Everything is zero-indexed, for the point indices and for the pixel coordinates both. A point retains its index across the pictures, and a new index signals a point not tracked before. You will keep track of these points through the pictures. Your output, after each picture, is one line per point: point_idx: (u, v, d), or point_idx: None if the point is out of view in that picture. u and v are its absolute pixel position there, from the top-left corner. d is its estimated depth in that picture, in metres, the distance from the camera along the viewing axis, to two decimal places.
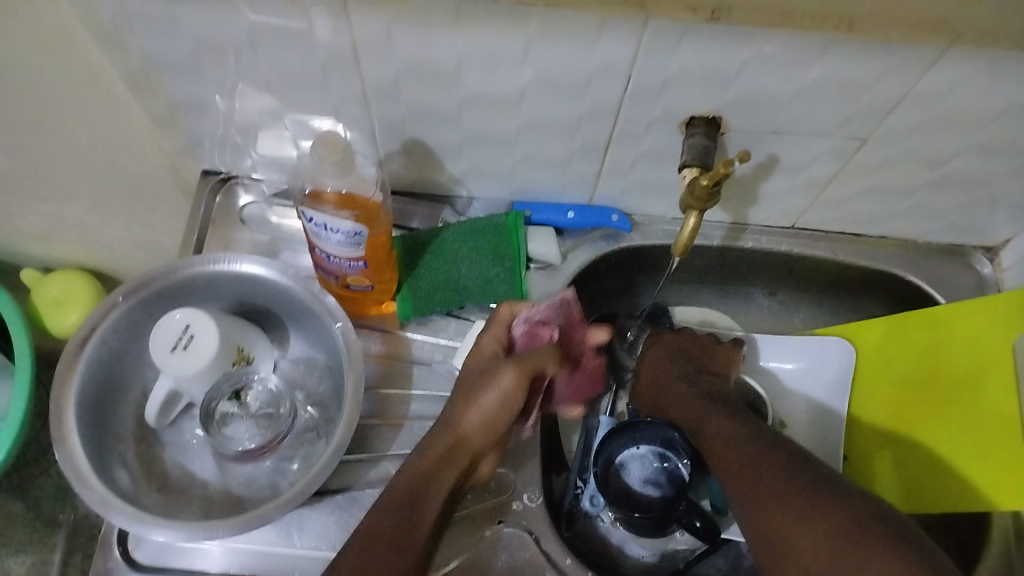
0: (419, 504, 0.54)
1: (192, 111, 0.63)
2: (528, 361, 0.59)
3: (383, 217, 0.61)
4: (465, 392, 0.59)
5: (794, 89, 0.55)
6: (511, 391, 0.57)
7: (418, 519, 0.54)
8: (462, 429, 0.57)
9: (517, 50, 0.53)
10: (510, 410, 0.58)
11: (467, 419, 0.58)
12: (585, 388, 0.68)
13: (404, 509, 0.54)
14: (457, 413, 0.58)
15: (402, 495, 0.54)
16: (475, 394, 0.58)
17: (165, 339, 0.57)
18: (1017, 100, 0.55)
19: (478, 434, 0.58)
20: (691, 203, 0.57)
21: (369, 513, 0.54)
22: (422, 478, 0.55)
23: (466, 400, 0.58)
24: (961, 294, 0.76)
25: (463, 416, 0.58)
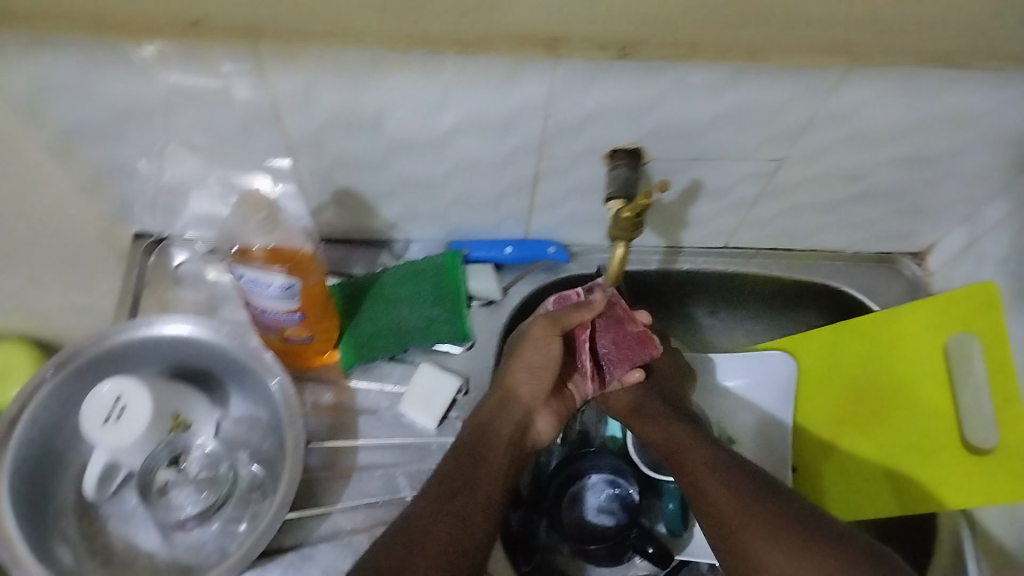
0: (484, 448, 0.63)
1: (117, 176, 0.62)
2: (556, 314, 0.65)
3: (315, 268, 0.61)
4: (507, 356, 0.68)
5: (709, 117, 0.56)
6: (544, 341, 0.65)
7: (486, 456, 0.62)
8: (510, 385, 0.66)
9: (437, 96, 0.53)
10: (551, 359, 0.66)
11: (513, 377, 0.66)
12: (632, 351, 0.66)
13: (470, 455, 0.61)
14: (504, 375, 0.67)
15: (469, 441, 0.63)
16: (515, 356, 0.67)
17: (95, 412, 0.56)
18: (922, 114, 0.57)
19: (525, 387, 0.66)
20: (618, 235, 0.59)
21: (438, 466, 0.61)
22: (485, 426, 0.64)
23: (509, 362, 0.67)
24: (893, 300, 0.77)
25: (508, 376, 0.67)
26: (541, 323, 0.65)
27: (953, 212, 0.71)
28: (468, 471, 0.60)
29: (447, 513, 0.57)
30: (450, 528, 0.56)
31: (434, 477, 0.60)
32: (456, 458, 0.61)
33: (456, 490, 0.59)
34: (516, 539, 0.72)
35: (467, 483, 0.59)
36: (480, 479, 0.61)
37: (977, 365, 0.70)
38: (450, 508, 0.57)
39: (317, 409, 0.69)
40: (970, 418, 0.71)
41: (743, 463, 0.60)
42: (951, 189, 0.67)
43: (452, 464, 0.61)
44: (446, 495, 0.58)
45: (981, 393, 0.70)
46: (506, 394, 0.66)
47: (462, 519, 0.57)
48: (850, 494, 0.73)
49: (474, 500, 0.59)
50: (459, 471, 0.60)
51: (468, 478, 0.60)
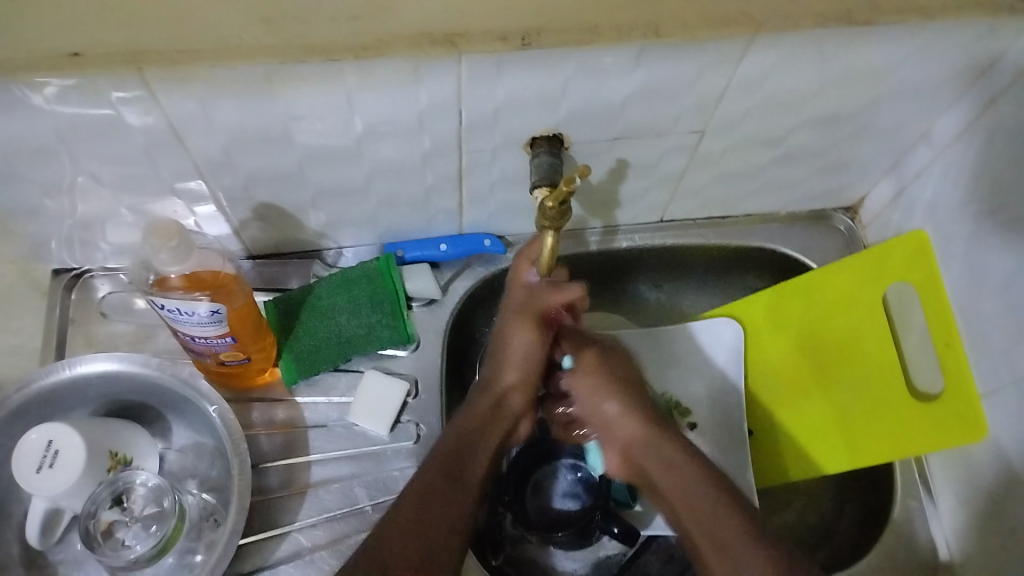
0: (468, 465, 0.59)
1: (25, 217, 0.59)
2: (532, 303, 0.64)
3: (240, 289, 0.59)
4: (494, 360, 0.66)
5: (622, 97, 0.55)
6: (527, 334, 0.64)
7: (469, 474, 0.58)
8: (495, 393, 0.64)
9: (341, 104, 0.52)
10: (535, 351, 0.65)
11: (501, 383, 0.64)
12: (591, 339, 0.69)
13: (455, 465, 0.58)
14: (490, 382, 0.65)
15: (449, 459, 0.58)
16: (502, 359, 0.65)
17: (28, 461, 0.55)
18: (833, 73, 0.57)
19: (513, 391, 0.64)
20: (545, 224, 0.58)
21: (411, 483, 0.57)
22: (470, 441, 0.60)
23: (496, 364, 0.65)
24: (831, 256, 0.78)
25: (500, 382, 0.64)
26: (520, 319, 0.64)
27: (879, 163, 0.71)
28: (448, 491, 0.56)
29: (421, 545, 0.52)
30: (422, 561, 0.52)
31: (412, 492, 0.56)
32: (431, 478, 0.57)
33: (433, 520, 0.54)
34: (483, 536, 0.70)
35: (442, 508, 0.55)
36: (460, 504, 0.56)
37: (915, 311, 0.71)
38: (424, 540, 0.53)
39: (267, 429, 0.68)
40: (916, 364, 0.71)
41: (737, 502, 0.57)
42: (873, 142, 0.67)
43: (436, 468, 0.57)
44: (424, 520, 0.54)
45: (923, 341, 0.70)
46: (494, 402, 0.63)
47: (435, 555, 0.52)
48: (805, 450, 0.73)
49: (446, 523, 0.54)
50: (440, 492, 0.56)
51: (446, 502, 0.55)
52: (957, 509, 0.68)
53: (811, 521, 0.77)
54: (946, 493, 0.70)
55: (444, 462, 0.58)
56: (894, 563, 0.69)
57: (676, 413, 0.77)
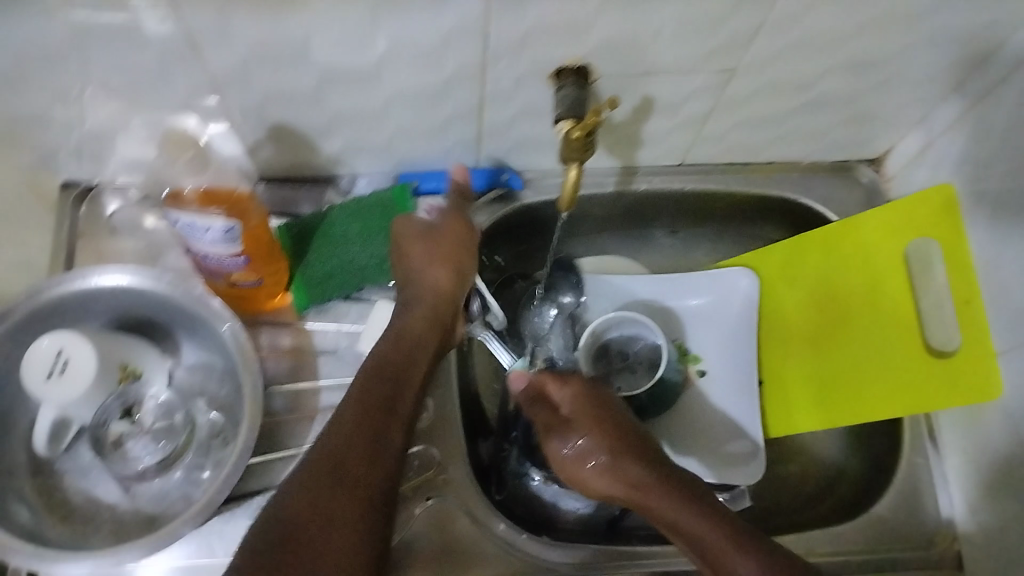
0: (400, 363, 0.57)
1: (37, 125, 0.58)
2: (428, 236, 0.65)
3: (255, 208, 0.58)
4: (419, 255, 0.64)
5: (651, 29, 0.54)
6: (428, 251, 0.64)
7: (401, 372, 0.56)
8: (428, 287, 0.63)
9: (363, 20, 0.50)
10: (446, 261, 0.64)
11: (435, 279, 0.63)
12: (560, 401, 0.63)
13: (384, 388, 0.54)
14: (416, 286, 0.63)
15: (392, 353, 0.57)
16: (428, 257, 0.64)
17: (38, 368, 0.54)
18: (871, 13, 0.55)
19: (443, 283, 0.64)
20: (571, 157, 0.57)
21: (344, 399, 0.53)
22: (407, 339, 0.59)
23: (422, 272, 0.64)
24: (852, 209, 0.77)
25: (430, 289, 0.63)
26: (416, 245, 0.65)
27: (910, 113, 0.69)
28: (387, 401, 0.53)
29: (368, 449, 0.50)
30: (365, 461, 0.50)
31: (348, 407, 0.52)
32: (360, 403, 0.52)
33: (374, 420, 0.52)
34: (487, 470, 0.72)
35: (384, 415, 0.52)
36: (399, 410, 0.54)
37: (938, 267, 0.69)
38: (366, 449, 0.50)
39: (275, 353, 0.68)
40: (931, 319, 0.68)
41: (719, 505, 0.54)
42: (904, 91, 0.66)
43: (368, 379, 0.55)
44: (362, 426, 0.51)
45: (943, 297, 0.68)
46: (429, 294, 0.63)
47: (368, 454, 0.50)
48: (815, 405, 0.73)
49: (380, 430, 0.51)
50: (379, 399, 0.53)
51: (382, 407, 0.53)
52: (963, 468, 0.68)
53: (816, 475, 0.77)
54: (954, 452, 0.70)
55: (383, 368, 0.56)
56: (895, 518, 0.69)
57: (685, 360, 0.78)
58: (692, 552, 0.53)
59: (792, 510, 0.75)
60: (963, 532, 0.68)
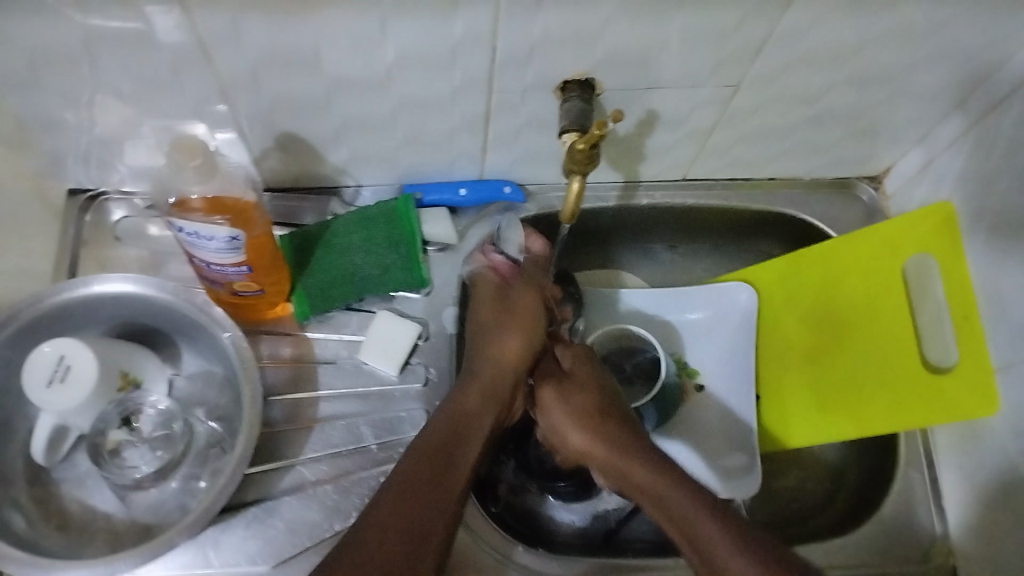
0: (460, 428, 0.57)
1: (44, 129, 0.58)
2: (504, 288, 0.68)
3: (260, 217, 0.58)
4: (491, 322, 0.66)
5: (658, 43, 0.55)
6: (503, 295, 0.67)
7: (463, 432, 0.57)
8: (496, 356, 0.63)
9: (374, 29, 0.51)
10: (533, 319, 0.66)
11: (506, 347, 0.64)
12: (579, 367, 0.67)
13: (445, 450, 0.54)
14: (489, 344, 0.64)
15: (451, 421, 0.57)
16: (501, 325, 0.65)
17: (38, 374, 0.54)
18: (877, 29, 0.56)
19: (512, 355, 0.64)
20: (573, 168, 0.58)
21: (410, 450, 0.54)
22: (463, 413, 0.58)
23: (495, 324, 0.65)
24: (852, 226, 0.77)
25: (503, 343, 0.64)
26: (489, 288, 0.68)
27: (911, 129, 0.70)
28: (435, 481, 0.52)
29: (428, 504, 0.50)
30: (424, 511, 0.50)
31: (389, 487, 0.51)
32: (401, 482, 0.51)
33: (437, 470, 0.53)
34: (484, 482, 0.70)
35: (448, 473, 0.53)
36: (448, 486, 0.52)
37: (937, 284, 0.70)
38: (408, 535, 0.48)
39: (274, 363, 0.67)
40: (930, 335, 0.70)
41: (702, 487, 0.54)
42: (906, 107, 0.66)
43: (437, 437, 0.55)
44: (429, 483, 0.52)
45: (941, 312, 0.69)
46: (494, 365, 0.63)
47: (432, 509, 0.50)
48: (812, 420, 0.73)
49: (428, 513, 0.50)
50: (428, 473, 0.52)
51: (443, 468, 0.53)
52: (961, 484, 0.68)
53: (813, 490, 0.77)
54: (951, 469, 0.70)
55: (436, 440, 0.55)
56: (892, 534, 0.69)
57: (683, 374, 0.79)
58: (659, 513, 0.54)
59: (789, 524, 0.75)
60: (959, 548, 0.68)
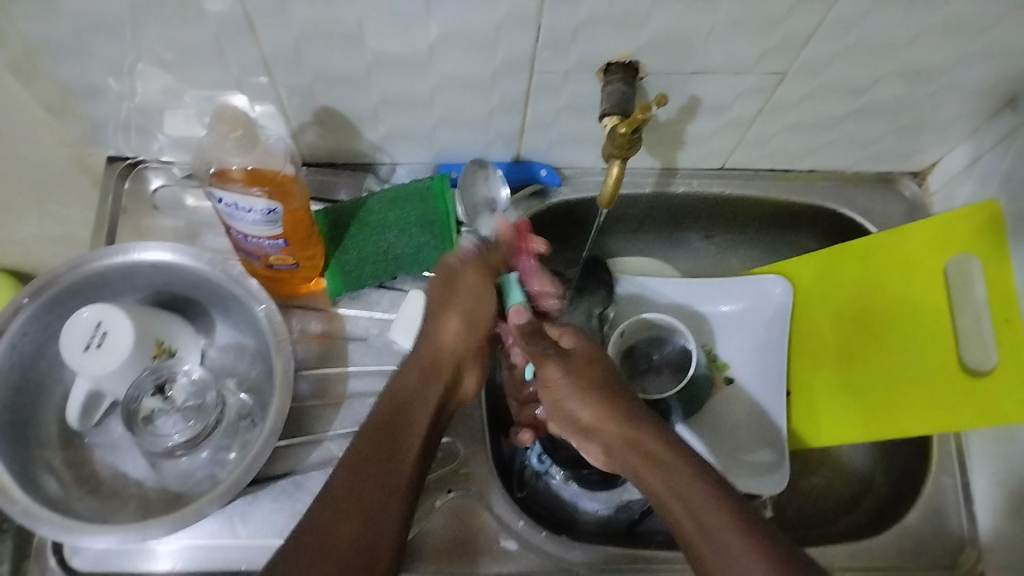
0: (404, 419, 0.54)
1: (85, 95, 0.59)
2: (450, 278, 0.61)
3: (298, 191, 0.58)
4: (435, 303, 0.61)
5: (705, 27, 0.54)
6: (460, 286, 0.61)
7: (411, 418, 0.54)
8: (442, 339, 0.59)
9: (419, 4, 0.50)
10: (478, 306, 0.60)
11: (445, 334, 0.59)
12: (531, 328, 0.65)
13: (396, 424, 0.53)
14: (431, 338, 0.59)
15: (391, 408, 0.54)
16: (443, 305, 0.60)
17: (76, 339, 0.55)
18: (930, 22, 0.54)
19: (460, 339, 0.60)
20: (613, 152, 0.57)
21: (370, 420, 0.54)
22: (405, 396, 0.55)
23: (433, 316, 0.60)
24: (893, 222, 0.76)
25: (444, 329, 0.59)
26: (434, 286, 0.61)
27: (958, 126, 0.68)
28: (381, 461, 0.50)
29: (385, 464, 0.50)
30: (379, 469, 0.50)
31: (343, 467, 0.50)
32: (355, 463, 0.50)
33: (392, 434, 0.52)
34: (508, 466, 0.71)
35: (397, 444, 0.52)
36: (395, 472, 0.50)
37: (978, 286, 0.69)
38: (363, 511, 0.48)
39: (305, 337, 0.68)
40: (970, 340, 0.69)
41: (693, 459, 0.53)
42: (956, 103, 0.65)
43: (388, 412, 0.54)
44: (383, 445, 0.51)
45: (981, 316, 0.68)
46: (436, 348, 0.59)
47: (387, 473, 0.50)
48: (842, 419, 0.72)
49: (381, 487, 0.49)
50: (373, 457, 0.50)
51: (396, 436, 0.52)
52: (994, 489, 0.67)
53: (840, 489, 0.76)
54: (985, 472, 0.69)
55: (385, 426, 0.53)
56: (923, 535, 0.68)
57: (713, 367, 0.77)
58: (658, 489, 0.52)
59: (815, 522, 0.74)
60: (989, 552, 0.67)
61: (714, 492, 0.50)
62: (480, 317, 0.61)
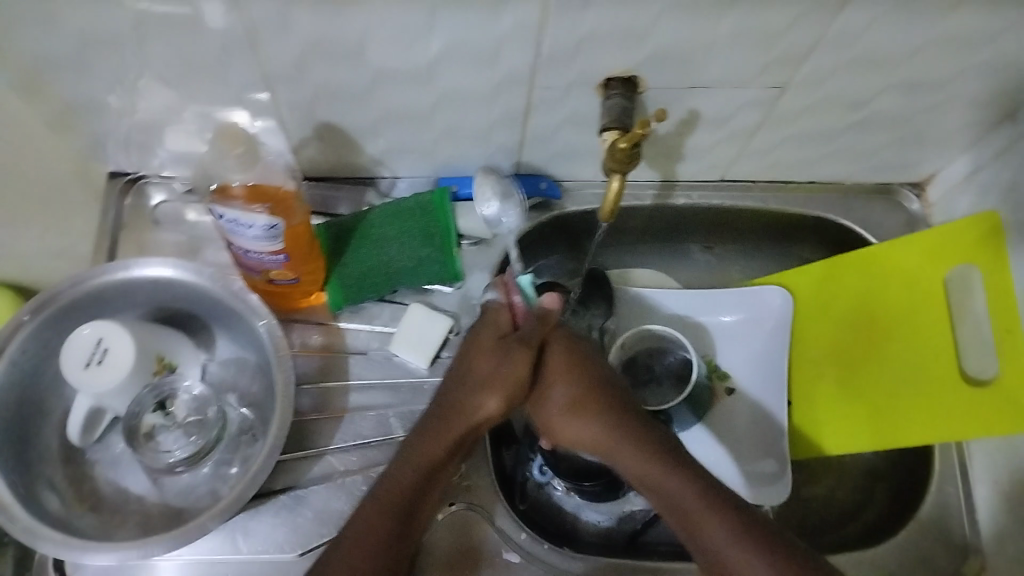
0: (417, 496, 0.55)
1: (87, 112, 0.59)
2: (500, 354, 0.58)
3: (298, 207, 0.58)
4: (477, 377, 0.58)
5: (705, 42, 0.54)
6: (508, 365, 0.58)
7: (423, 497, 0.56)
8: (472, 412, 0.57)
9: (420, 22, 0.50)
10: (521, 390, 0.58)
11: (483, 408, 0.57)
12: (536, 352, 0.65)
13: (407, 499, 0.55)
14: (463, 411, 0.57)
15: (408, 485, 0.55)
16: (487, 383, 0.57)
17: (77, 356, 0.55)
18: (929, 36, 0.54)
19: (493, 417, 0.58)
20: (613, 167, 0.57)
21: (378, 486, 0.55)
22: (426, 470, 0.56)
23: (472, 388, 0.57)
24: (892, 233, 0.76)
25: (482, 409, 0.57)
26: (482, 359, 0.58)
27: (957, 138, 0.69)
28: (388, 539, 0.53)
29: (390, 538, 0.53)
30: (383, 542, 0.52)
31: (347, 540, 0.52)
32: (361, 538, 0.52)
33: (399, 505, 0.54)
34: (510, 479, 0.70)
35: (403, 515, 0.54)
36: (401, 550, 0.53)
37: (977, 299, 0.70)
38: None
39: (305, 351, 0.68)
40: (971, 348, 0.69)
41: (688, 469, 0.55)
42: (955, 115, 0.65)
43: (399, 479, 0.55)
44: (388, 517, 0.53)
45: (981, 324, 0.69)
46: (467, 426, 0.57)
47: (391, 546, 0.53)
48: (844, 427, 0.72)
49: (385, 570, 0.52)
50: (382, 535, 0.53)
51: (403, 509, 0.54)
52: (996, 501, 0.67)
53: (842, 500, 0.76)
54: (987, 483, 0.69)
55: (395, 500, 0.54)
56: (926, 547, 0.68)
57: (715, 377, 0.77)
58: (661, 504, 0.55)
59: (817, 533, 0.74)
60: (991, 563, 0.67)
61: (711, 507, 0.52)
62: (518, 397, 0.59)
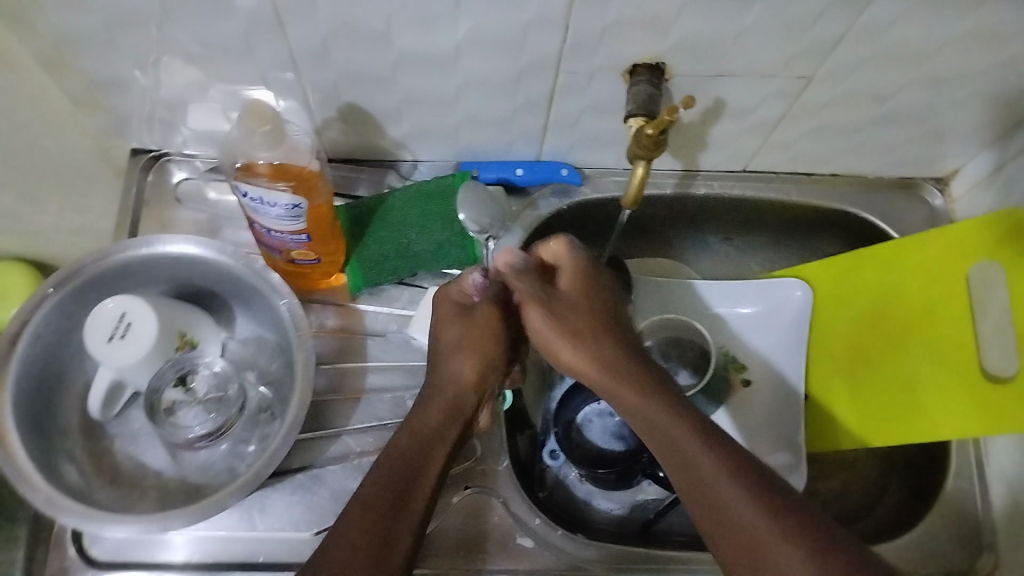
0: (425, 454, 0.52)
1: (112, 89, 0.59)
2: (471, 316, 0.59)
3: (322, 187, 0.58)
4: (450, 345, 0.59)
5: (733, 31, 0.53)
6: (474, 323, 0.59)
7: (431, 453, 0.53)
8: (451, 374, 0.57)
9: (447, 5, 0.50)
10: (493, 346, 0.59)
11: (459, 369, 0.57)
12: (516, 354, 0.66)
13: (414, 458, 0.52)
14: (444, 375, 0.57)
15: (407, 448, 0.52)
16: (459, 345, 0.58)
17: (100, 330, 0.56)
18: (959, 30, 0.54)
19: (477, 379, 0.58)
20: (639, 153, 0.57)
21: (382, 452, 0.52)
22: (426, 432, 0.54)
23: (448, 353, 0.58)
24: (914, 227, 0.76)
25: (459, 370, 0.57)
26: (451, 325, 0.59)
27: (983, 133, 0.68)
28: (395, 496, 0.49)
29: (395, 492, 0.49)
30: (386, 498, 0.49)
31: (353, 505, 0.49)
32: (368, 496, 0.49)
33: (408, 462, 0.51)
34: (526, 467, 0.71)
35: (410, 472, 0.51)
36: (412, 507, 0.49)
37: (1000, 291, 0.68)
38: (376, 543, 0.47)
39: (323, 332, 0.68)
40: (989, 342, 0.67)
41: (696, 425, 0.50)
42: (982, 111, 0.64)
43: (403, 442, 0.53)
44: (392, 474, 0.50)
45: (1002, 319, 0.67)
46: (454, 390, 0.57)
47: (396, 503, 0.49)
48: (860, 420, 0.72)
49: (391, 517, 0.48)
50: (387, 493, 0.49)
51: (409, 463, 0.51)
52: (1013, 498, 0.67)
53: (855, 495, 0.76)
54: (1004, 480, 0.69)
55: (399, 458, 0.51)
56: (941, 542, 0.68)
57: (731, 369, 0.77)
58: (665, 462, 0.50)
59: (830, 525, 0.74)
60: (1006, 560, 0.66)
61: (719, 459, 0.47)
62: (496, 357, 0.59)
